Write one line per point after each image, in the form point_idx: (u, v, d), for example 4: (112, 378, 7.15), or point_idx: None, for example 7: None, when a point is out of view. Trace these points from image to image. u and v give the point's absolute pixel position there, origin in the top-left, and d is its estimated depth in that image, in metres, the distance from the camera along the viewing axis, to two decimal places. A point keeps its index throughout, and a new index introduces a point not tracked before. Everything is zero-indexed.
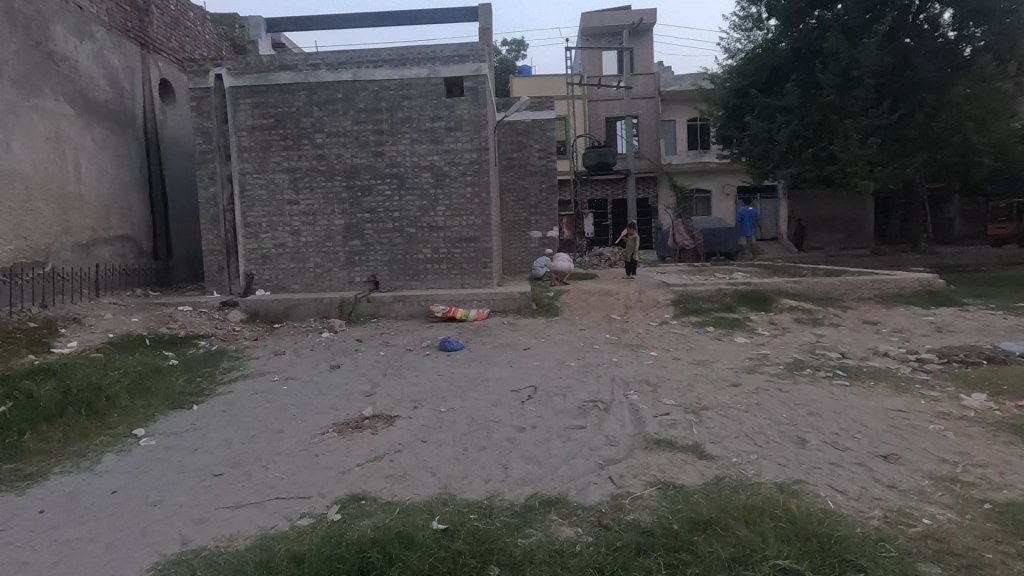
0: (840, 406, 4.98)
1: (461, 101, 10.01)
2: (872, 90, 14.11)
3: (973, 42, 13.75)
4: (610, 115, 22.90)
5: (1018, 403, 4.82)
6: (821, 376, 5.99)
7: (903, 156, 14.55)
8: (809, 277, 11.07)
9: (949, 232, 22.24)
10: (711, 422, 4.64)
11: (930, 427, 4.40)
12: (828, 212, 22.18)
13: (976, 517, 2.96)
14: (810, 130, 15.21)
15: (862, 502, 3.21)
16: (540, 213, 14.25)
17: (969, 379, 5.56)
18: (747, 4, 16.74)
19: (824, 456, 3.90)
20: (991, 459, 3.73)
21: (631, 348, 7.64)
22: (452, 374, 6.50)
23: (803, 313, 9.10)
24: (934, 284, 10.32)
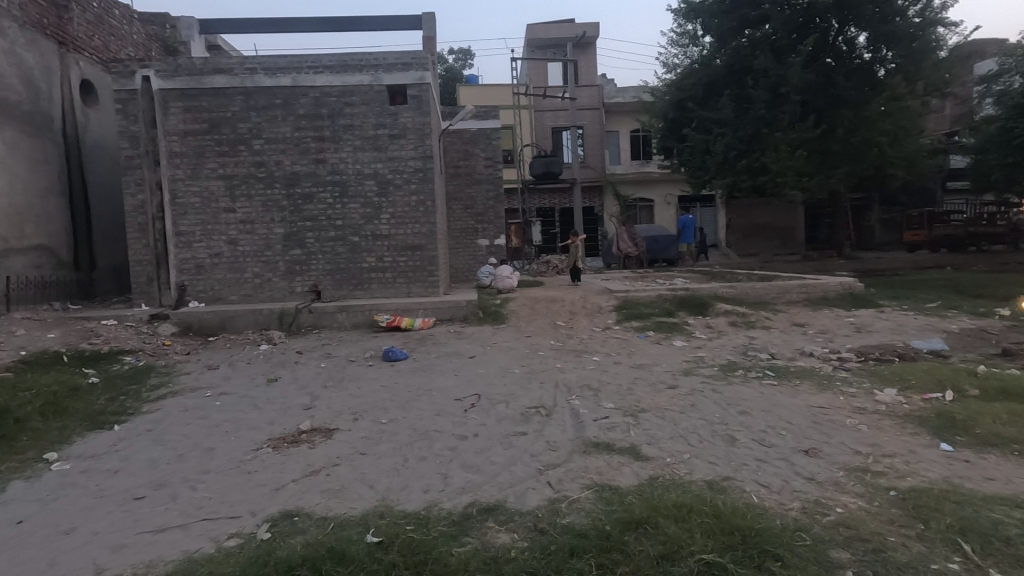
0: (768, 404, 5.24)
1: (405, 109, 9.94)
2: (799, 105, 14.99)
3: (886, 64, 14.90)
4: (556, 125, 23.31)
5: (923, 396, 5.23)
6: (752, 376, 6.29)
7: (828, 168, 15.51)
8: (744, 282, 11.61)
9: (871, 240, 23.76)
10: (648, 424, 4.78)
11: (847, 421, 4.70)
12: (762, 220, 23.35)
13: (883, 504, 3.19)
14: (743, 142, 15.95)
15: (783, 494, 3.39)
16: (487, 221, 14.31)
17: (883, 375, 5.98)
18: (683, 21, 17.48)
19: (752, 452, 4.10)
20: (898, 449, 4.02)
21: (575, 353, 7.77)
22: (394, 385, 6.41)
23: (737, 316, 9.53)
24: (855, 287, 11.04)
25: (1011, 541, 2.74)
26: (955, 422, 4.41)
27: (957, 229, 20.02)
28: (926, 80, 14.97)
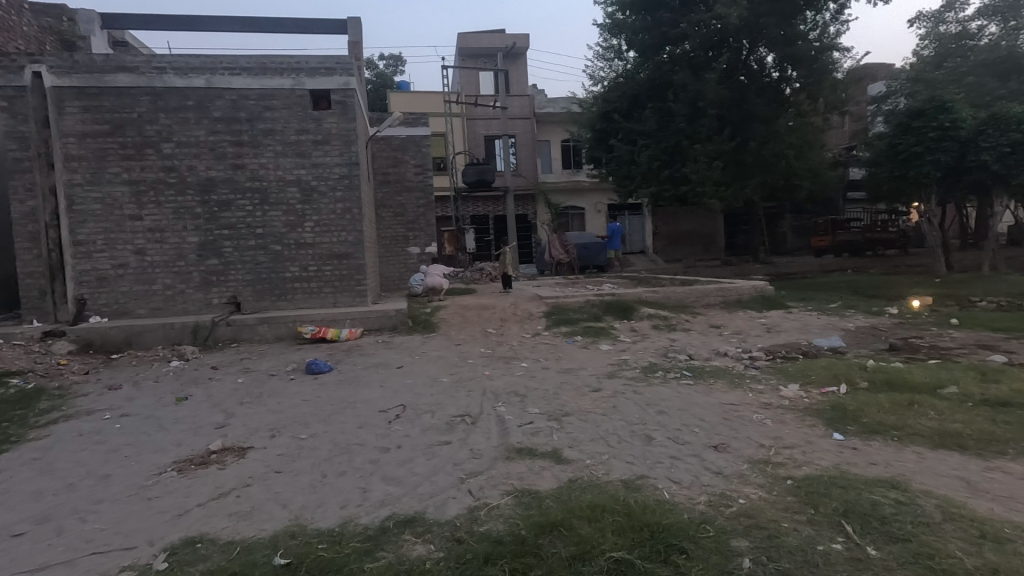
0: (684, 403, 5.49)
1: (329, 114, 9.67)
2: (715, 119, 15.89)
3: (791, 83, 16.06)
4: (488, 133, 23.45)
5: (821, 390, 5.66)
6: (671, 377, 6.58)
7: (742, 179, 16.52)
8: (667, 286, 12.11)
9: (783, 245, 25.42)
10: (571, 427, 4.88)
11: (754, 416, 5.01)
12: (686, 227, 24.52)
13: (780, 492, 3.41)
14: (666, 153, 16.72)
15: (692, 489, 3.56)
16: (418, 228, 14.15)
17: (788, 372, 6.42)
18: (609, 35, 18.14)
19: (666, 450, 4.27)
20: (797, 440, 4.33)
21: (504, 360, 7.81)
22: (318, 398, 6.18)
23: (660, 319, 9.94)
24: (766, 290, 11.79)
25: (886, 518, 2.99)
26: (845, 412, 4.80)
27: (856, 235, 22.16)
28: (826, 99, 16.29)
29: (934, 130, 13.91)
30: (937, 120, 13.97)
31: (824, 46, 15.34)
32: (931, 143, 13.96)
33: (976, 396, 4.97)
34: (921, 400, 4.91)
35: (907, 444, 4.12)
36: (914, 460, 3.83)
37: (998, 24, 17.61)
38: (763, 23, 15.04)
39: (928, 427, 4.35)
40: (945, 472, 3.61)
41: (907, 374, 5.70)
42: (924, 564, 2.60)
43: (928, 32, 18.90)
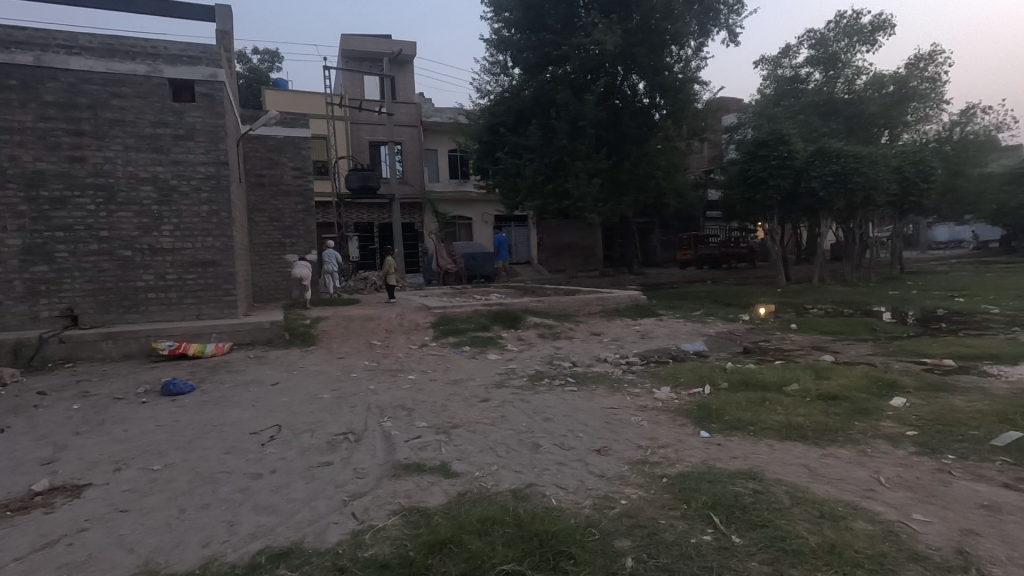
0: (569, 409, 5.67)
1: (193, 107, 8.78)
2: (593, 139, 16.79)
3: (659, 109, 17.12)
4: (374, 138, 22.79)
5: (689, 391, 6.16)
6: (556, 384, 6.77)
7: (618, 195, 17.64)
8: (551, 296, 12.53)
9: (653, 258, 27.59)
10: (459, 439, 4.81)
11: (632, 418, 5.31)
12: (568, 240, 25.68)
13: (657, 490, 3.63)
14: (549, 168, 17.39)
15: (578, 494, 3.66)
16: (296, 235, 13.31)
17: (661, 375, 6.91)
18: (495, 51, 18.57)
19: (553, 456, 4.37)
20: (669, 440, 4.66)
21: (390, 373, 7.54)
22: (176, 423, 5.50)
23: (545, 328, 10.24)
24: (641, 299, 12.66)
25: (747, 507, 3.29)
26: (710, 411, 5.25)
27: (714, 249, 24.64)
28: (688, 126, 17.97)
29: (775, 159, 15.89)
30: (777, 150, 15.98)
31: (687, 78, 16.56)
32: (774, 170, 15.88)
33: (812, 391, 5.70)
34: (770, 397, 5.52)
35: (760, 437, 4.60)
36: (767, 452, 4.28)
37: (821, 72, 20.64)
38: (635, 53, 16.07)
39: (777, 421, 4.89)
40: (792, 461, 4.07)
41: (758, 375, 6.38)
42: (778, 546, 2.89)
43: (769, 74, 21.64)
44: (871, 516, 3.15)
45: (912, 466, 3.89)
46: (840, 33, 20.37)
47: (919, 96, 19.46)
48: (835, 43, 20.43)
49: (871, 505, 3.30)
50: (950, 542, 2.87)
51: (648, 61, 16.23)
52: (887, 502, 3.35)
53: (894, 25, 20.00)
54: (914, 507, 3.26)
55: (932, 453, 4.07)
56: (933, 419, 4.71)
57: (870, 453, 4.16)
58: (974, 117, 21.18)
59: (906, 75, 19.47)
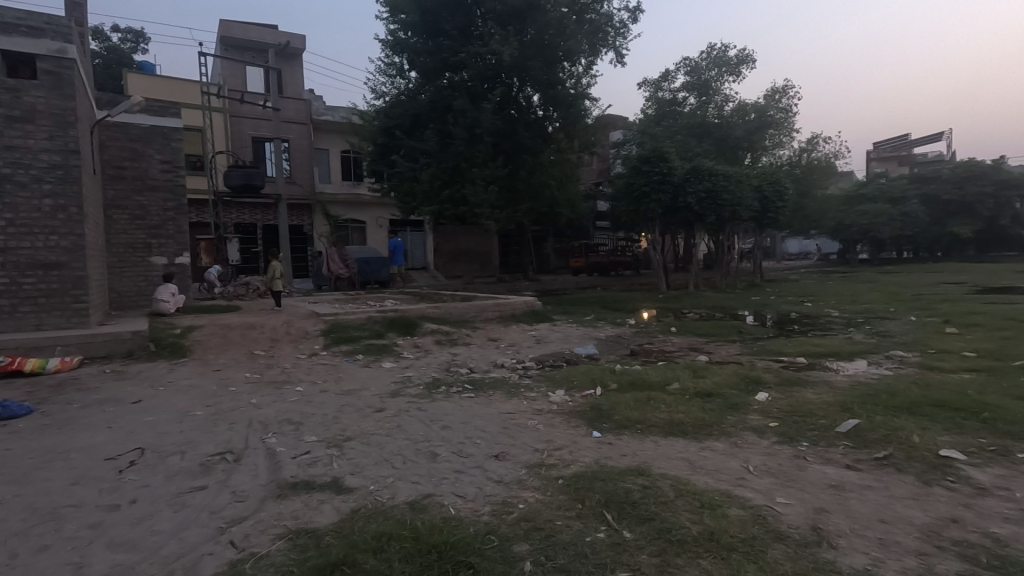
0: (466, 416, 5.63)
1: (33, 85, 7.61)
2: (490, 147, 16.98)
3: (552, 122, 17.79)
4: (257, 134, 21.26)
5: (582, 393, 6.39)
6: (453, 391, 6.70)
7: (514, 203, 17.97)
8: (448, 302, 12.45)
9: (547, 265, 28.50)
10: (352, 452, 4.59)
11: (529, 422, 5.40)
12: (464, 246, 25.73)
13: (554, 492, 3.70)
14: (446, 173, 17.28)
15: (477, 501, 3.63)
16: (165, 235, 12.00)
17: (555, 379, 7.11)
18: (390, 52, 18.25)
19: (451, 465, 4.30)
20: (564, 441, 4.79)
21: (275, 385, 7.02)
22: (7, 452, 4.69)
23: (442, 335, 10.13)
24: (536, 305, 12.97)
25: (636, 503, 3.46)
26: (601, 412, 5.48)
27: (603, 258, 25.98)
28: (579, 140, 18.77)
29: (657, 174, 17.11)
30: (659, 166, 17.23)
31: (579, 94, 17.37)
32: (656, 184, 17.09)
33: (691, 389, 6.17)
34: (655, 396, 5.88)
35: (647, 435, 4.88)
36: (653, 448, 4.55)
37: (695, 97, 22.61)
38: (529, 66, 16.54)
39: (661, 419, 5.22)
40: (675, 455, 4.37)
41: (644, 375, 6.79)
42: (665, 538, 3.07)
43: (651, 95, 23.31)
44: (742, 502, 3.45)
45: (775, 454, 4.33)
46: (711, 63, 22.44)
47: (774, 124, 21.96)
48: (707, 72, 22.49)
49: (742, 492, 3.63)
50: (806, 520, 3.22)
51: (542, 74, 16.75)
52: (756, 488, 3.70)
53: (755, 60, 22.42)
54: (777, 492, 3.63)
55: (790, 441, 4.57)
56: (789, 411, 5.30)
57: (741, 444, 4.59)
58: (817, 146, 24.32)
59: (764, 105, 21.89)
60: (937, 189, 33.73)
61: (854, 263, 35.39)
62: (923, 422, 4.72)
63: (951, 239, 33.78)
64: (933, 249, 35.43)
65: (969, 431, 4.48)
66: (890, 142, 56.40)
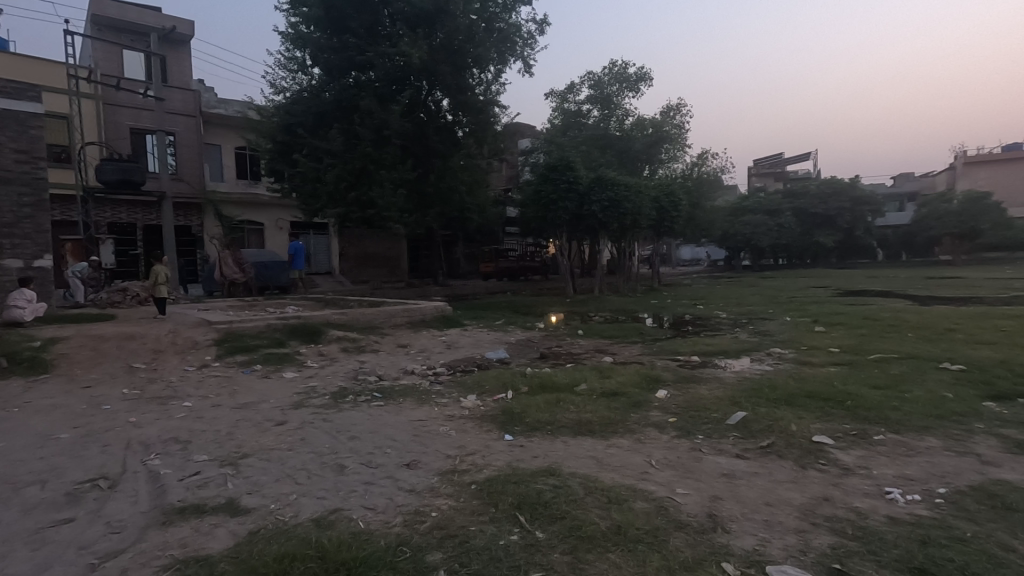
0: (375, 425, 5.45)
1: None
2: (398, 149, 16.61)
3: (462, 127, 17.74)
4: (137, 125, 19.33)
5: (493, 397, 6.41)
6: (361, 400, 6.46)
7: (423, 208, 17.66)
8: (354, 308, 12.03)
9: (457, 269, 28.45)
10: (250, 470, 4.27)
11: (441, 429, 5.34)
12: (372, 250, 25.04)
13: (467, 498, 3.68)
14: (353, 175, 16.71)
15: (387, 513, 3.52)
16: (20, 235, 10.52)
17: (466, 384, 7.07)
18: (291, 46, 17.43)
19: (360, 477, 4.14)
20: (476, 446, 4.78)
21: (158, 401, 6.37)
22: None
23: (349, 342, 9.74)
24: (447, 310, 12.86)
25: (547, 503, 3.52)
26: (512, 415, 5.53)
27: (512, 263, 26.38)
28: (489, 146, 18.89)
29: (564, 183, 17.65)
30: (565, 175, 17.78)
31: (488, 101, 17.47)
32: (563, 192, 17.61)
33: (597, 389, 6.41)
34: (564, 398, 6.04)
35: (557, 435, 5.01)
36: (563, 448, 4.67)
37: (598, 110, 23.60)
38: (439, 70, 16.40)
39: (570, 419, 5.37)
40: (583, 454, 4.51)
41: (553, 378, 6.95)
42: (575, 535, 3.15)
43: (557, 106, 24.07)
44: (644, 496, 3.63)
45: (675, 448, 4.61)
46: (613, 78, 23.51)
47: (669, 139, 23.51)
48: (609, 86, 23.58)
49: (646, 485, 3.82)
50: (702, 508, 3.45)
51: (451, 79, 16.66)
52: (658, 481, 3.91)
53: (652, 78, 23.87)
54: (676, 483, 3.86)
55: (687, 435, 4.88)
56: (686, 406, 5.67)
57: (643, 440, 4.83)
58: (706, 161, 26.35)
59: (660, 121, 23.36)
60: (806, 203, 37.75)
61: (739, 269, 38.68)
62: (799, 412, 5.24)
63: (818, 247, 37.97)
64: (803, 256, 39.58)
65: (835, 418, 5.04)
66: (767, 160, 62.38)
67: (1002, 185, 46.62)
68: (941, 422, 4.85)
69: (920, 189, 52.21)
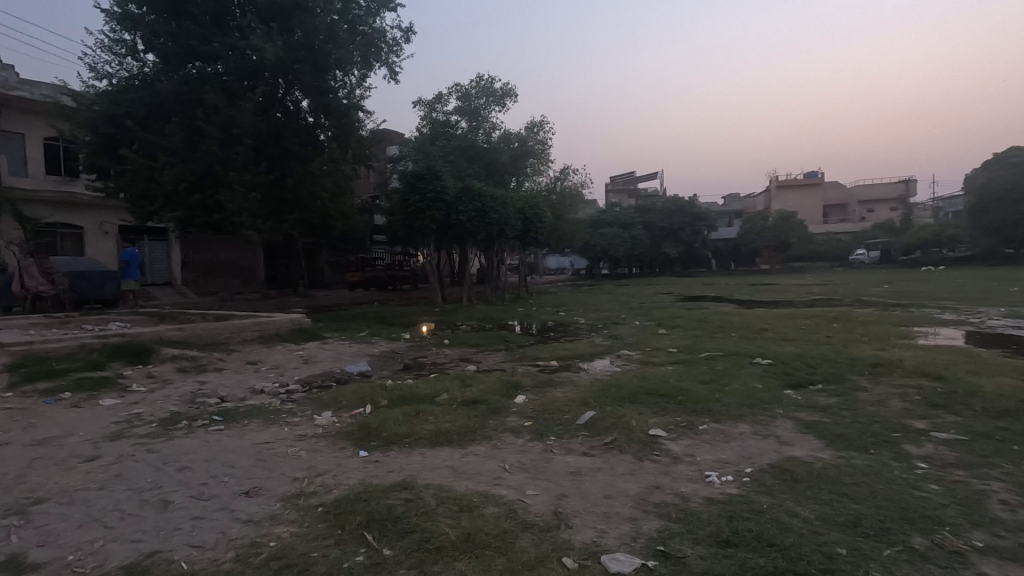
0: (213, 452, 4.94)
1: None
2: (250, 150, 15.25)
3: (324, 130, 16.72)
4: None
5: (351, 413, 6.15)
6: (197, 426, 5.80)
7: (280, 213, 16.44)
8: (195, 322, 10.85)
9: (321, 279, 27.04)
10: (44, 518, 3.62)
11: (289, 450, 4.97)
12: (221, 258, 22.88)
13: (311, 522, 3.46)
14: (196, 176, 15.10)
15: (217, 549, 3.20)
16: None
17: (322, 401, 6.69)
18: (118, 27, 15.49)
19: (187, 512, 3.70)
20: (327, 466, 4.53)
21: None
22: None
23: (187, 361, 8.72)
24: (305, 322, 12.09)
25: (397, 518, 3.44)
26: (369, 430, 5.34)
27: (380, 272, 25.68)
28: (354, 151, 18.06)
29: (431, 192, 17.55)
30: (432, 184, 17.69)
31: (352, 105, 16.53)
32: (430, 201, 17.49)
33: (458, 398, 6.44)
34: (424, 409, 5.98)
35: (415, 447, 4.92)
36: (420, 460, 4.60)
37: (466, 121, 23.91)
38: (296, 69, 15.27)
39: (429, 430, 5.32)
40: (439, 464, 4.48)
41: (414, 389, 6.84)
42: (423, 548, 3.11)
43: (425, 115, 24.02)
44: (495, 501, 3.70)
45: (528, 450, 4.77)
46: (480, 91, 23.95)
47: (534, 154, 24.53)
48: (476, 100, 24.00)
49: (497, 490, 3.89)
50: (549, 506, 3.61)
51: (312, 80, 15.55)
52: (510, 485, 4.02)
53: (517, 94, 24.76)
54: (527, 485, 3.99)
55: (540, 438, 5.08)
56: (542, 410, 5.91)
57: (499, 446, 4.93)
58: (567, 176, 27.94)
59: (525, 136, 24.32)
60: (654, 217, 41.61)
61: (598, 278, 41.44)
62: (640, 409, 5.71)
63: (664, 257, 42.09)
64: (653, 266, 43.53)
65: (670, 412, 5.57)
66: (622, 177, 67.83)
67: (804, 206, 55.53)
68: (753, 410, 5.60)
69: (745, 208, 60.24)
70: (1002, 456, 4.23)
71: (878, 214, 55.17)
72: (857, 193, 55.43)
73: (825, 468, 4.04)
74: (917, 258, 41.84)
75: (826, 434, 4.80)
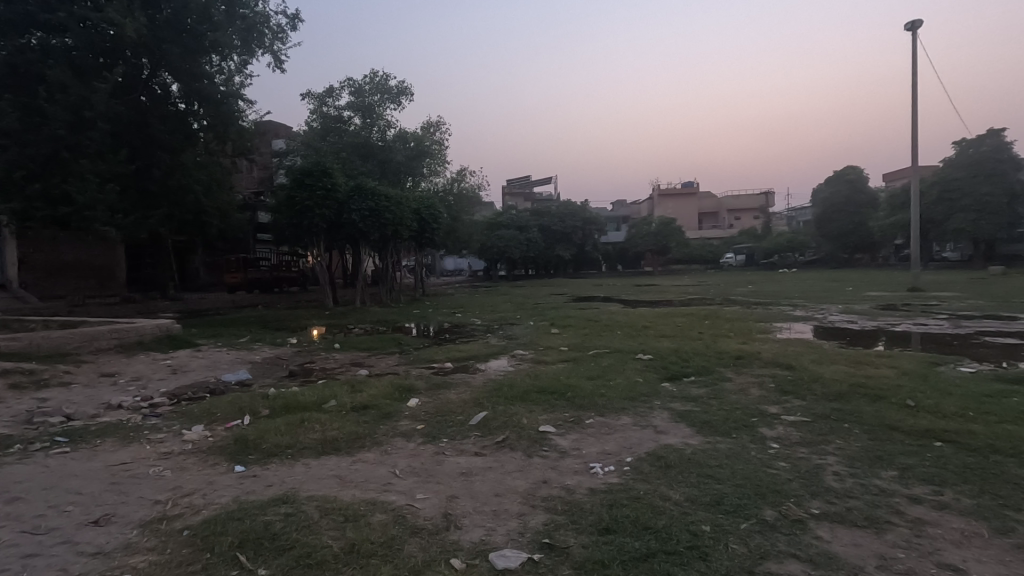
0: (53, 479, 4.32)
1: None
2: (107, 136, 13.51)
3: (198, 118, 15.36)
4: None
5: (226, 425, 5.68)
6: (35, 450, 5.03)
7: (145, 207, 14.79)
8: (35, 331, 9.44)
9: (196, 281, 24.93)
10: None
11: (150, 471, 4.48)
12: (71, 258, 20.25)
13: (174, 548, 3.15)
14: (36, 162, 13.13)
15: None
16: None
17: (191, 414, 6.10)
18: None
19: (16, 551, 3.20)
20: (196, 485, 4.14)
21: None
22: None
23: (23, 375, 7.54)
24: (173, 328, 10.97)
25: (275, 535, 3.22)
26: (247, 443, 4.96)
27: (263, 273, 24.06)
28: (233, 143, 16.70)
29: (319, 190, 16.71)
30: (321, 182, 16.87)
31: (230, 93, 15.10)
32: (319, 200, 16.63)
33: (347, 404, 6.19)
34: (309, 417, 5.67)
35: (297, 459, 4.65)
36: (302, 472, 4.35)
37: (359, 118, 23.09)
38: (164, 49, 13.84)
39: (314, 439, 5.04)
40: (325, 474, 4.28)
41: (299, 397, 6.46)
42: (303, 564, 2.96)
43: (315, 109, 22.94)
44: (383, 508, 3.60)
45: (419, 454, 4.70)
46: (374, 88, 23.25)
47: (430, 155, 24.21)
48: (370, 96, 23.25)
49: (386, 497, 3.80)
50: (438, 509, 3.58)
51: (182, 63, 14.11)
52: (399, 490, 3.93)
53: (412, 94, 24.37)
54: (417, 489, 3.93)
55: (432, 440, 5.04)
56: (435, 412, 5.85)
57: (389, 451, 4.81)
58: (464, 178, 27.95)
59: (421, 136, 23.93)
60: (549, 221, 42.94)
61: (495, 279, 42.07)
62: (530, 407, 5.85)
63: (558, 259, 43.55)
64: (547, 267, 44.92)
65: (558, 409, 5.78)
66: (518, 180, 69.35)
67: (682, 213, 60.26)
68: (634, 403, 5.96)
69: (631, 213, 64.15)
70: (836, 433, 4.88)
71: (743, 222, 61.43)
72: (726, 202, 61.21)
73: (693, 453, 4.41)
74: (774, 261, 47.02)
75: (696, 422, 5.23)
